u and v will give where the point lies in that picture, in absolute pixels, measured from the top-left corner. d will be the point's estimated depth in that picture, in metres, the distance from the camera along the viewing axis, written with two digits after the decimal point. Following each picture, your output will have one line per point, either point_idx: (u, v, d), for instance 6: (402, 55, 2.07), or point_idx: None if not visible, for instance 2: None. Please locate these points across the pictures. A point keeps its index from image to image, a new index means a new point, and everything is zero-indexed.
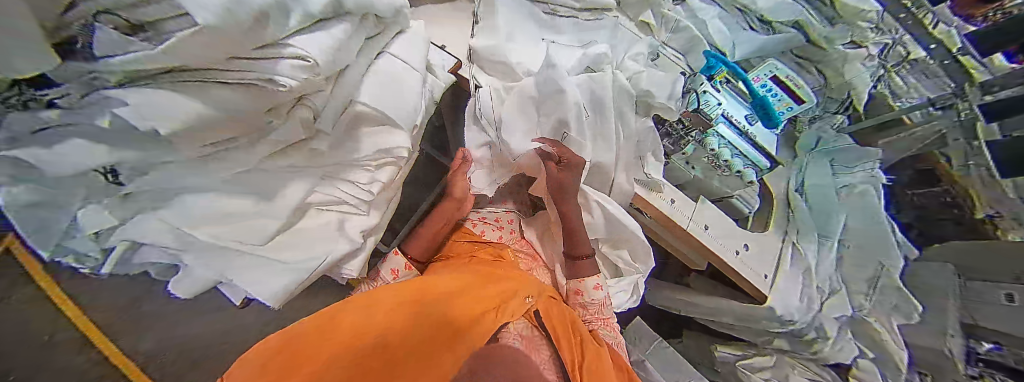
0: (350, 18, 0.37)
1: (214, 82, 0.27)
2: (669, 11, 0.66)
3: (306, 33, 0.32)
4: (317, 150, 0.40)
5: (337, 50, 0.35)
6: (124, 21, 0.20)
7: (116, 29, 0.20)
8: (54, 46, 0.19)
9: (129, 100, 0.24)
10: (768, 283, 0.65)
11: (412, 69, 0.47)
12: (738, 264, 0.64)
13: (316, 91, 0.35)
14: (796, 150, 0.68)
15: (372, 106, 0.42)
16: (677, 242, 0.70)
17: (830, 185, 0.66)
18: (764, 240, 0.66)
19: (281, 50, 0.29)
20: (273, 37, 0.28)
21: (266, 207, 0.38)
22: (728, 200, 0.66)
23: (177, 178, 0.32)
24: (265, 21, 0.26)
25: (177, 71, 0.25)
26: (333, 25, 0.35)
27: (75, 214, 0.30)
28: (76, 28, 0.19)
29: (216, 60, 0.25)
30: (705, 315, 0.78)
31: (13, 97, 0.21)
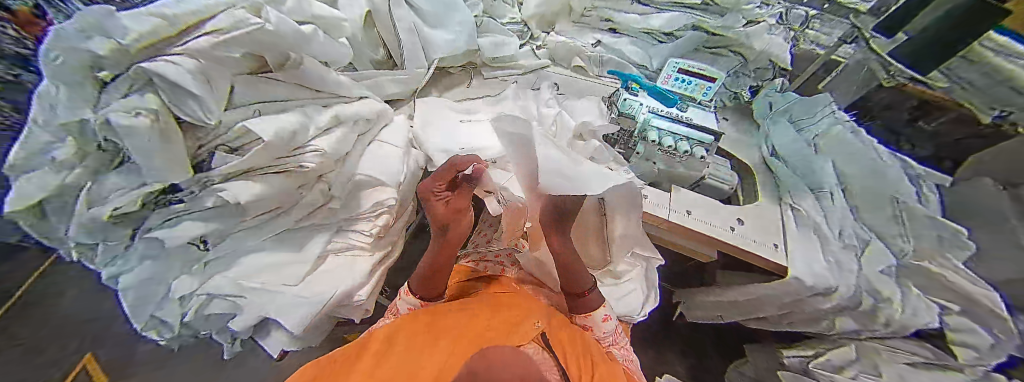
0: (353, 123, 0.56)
1: (270, 172, 0.46)
2: (592, 52, 0.82)
3: (321, 137, 0.50)
4: (334, 208, 0.55)
5: (342, 143, 0.53)
6: (226, 146, 0.43)
7: (222, 151, 0.43)
8: (195, 164, 0.43)
9: (226, 187, 0.43)
10: (783, 253, 0.61)
11: (396, 146, 0.63)
12: (735, 239, 0.62)
13: (331, 171, 0.53)
14: (756, 120, 0.75)
15: (367, 175, 0.57)
16: (676, 238, 0.70)
17: (796, 140, 0.66)
18: (756, 210, 0.66)
19: (305, 150, 0.48)
20: (300, 140, 0.46)
21: (297, 256, 0.53)
22: (704, 183, 0.68)
23: (240, 242, 0.50)
24: (296, 134, 0.45)
25: (248, 172, 0.44)
26: (335, 129, 0.53)
27: (170, 284, 0.48)
28: (201, 153, 0.42)
29: (270, 159, 0.44)
30: (747, 315, 0.71)
31: (159, 198, 0.43)
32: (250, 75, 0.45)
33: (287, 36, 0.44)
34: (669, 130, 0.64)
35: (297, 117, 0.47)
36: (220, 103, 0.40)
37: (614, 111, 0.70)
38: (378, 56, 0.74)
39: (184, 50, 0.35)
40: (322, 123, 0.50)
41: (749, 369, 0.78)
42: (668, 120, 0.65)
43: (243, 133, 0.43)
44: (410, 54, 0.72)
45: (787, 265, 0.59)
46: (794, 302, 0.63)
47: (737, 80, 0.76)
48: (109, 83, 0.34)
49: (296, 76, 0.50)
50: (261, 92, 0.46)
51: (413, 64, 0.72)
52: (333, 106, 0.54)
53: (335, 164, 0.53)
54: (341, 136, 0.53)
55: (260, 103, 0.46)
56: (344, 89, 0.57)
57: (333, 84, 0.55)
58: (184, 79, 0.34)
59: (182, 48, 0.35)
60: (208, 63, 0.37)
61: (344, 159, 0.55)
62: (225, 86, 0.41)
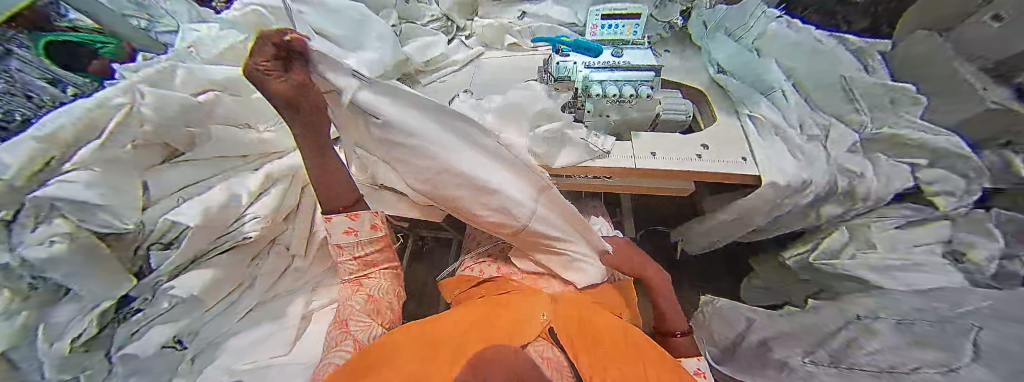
0: (287, 180, 0.52)
1: (216, 253, 0.44)
2: (519, 26, 0.85)
3: (257, 202, 0.47)
4: (297, 268, 0.54)
5: (282, 205, 0.50)
6: (160, 243, 0.39)
7: (157, 249, 0.39)
8: (133, 273, 0.39)
9: (176, 283, 0.40)
10: (752, 163, 0.59)
11: None
12: (707, 165, 0.60)
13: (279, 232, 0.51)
14: (695, 41, 0.79)
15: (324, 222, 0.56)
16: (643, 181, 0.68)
17: (737, 51, 0.70)
18: (717, 130, 0.65)
19: (243, 219, 0.45)
20: (234, 212, 0.44)
21: (279, 324, 0.53)
22: (661, 119, 0.67)
23: (219, 327, 0.48)
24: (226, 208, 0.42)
25: (197, 258, 0.43)
26: (270, 191, 0.49)
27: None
28: (136, 261, 0.39)
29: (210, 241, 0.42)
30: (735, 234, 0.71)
31: (115, 316, 0.38)
32: (160, 165, 0.41)
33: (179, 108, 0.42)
34: (612, 79, 0.63)
35: (225, 191, 0.44)
36: (135, 202, 0.37)
37: (552, 78, 0.67)
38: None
39: (79, 163, 0.33)
40: (252, 188, 0.47)
41: (759, 282, 0.78)
42: (606, 70, 0.64)
43: (167, 229, 0.39)
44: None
45: (759, 173, 0.58)
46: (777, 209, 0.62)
47: (666, 10, 0.79)
48: (14, 219, 0.30)
49: (213, 147, 0.46)
50: (183, 176, 0.43)
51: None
52: (265, 166, 0.50)
53: (285, 223, 0.52)
54: (277, 198, 0.49)
55: (186, 188, 0.42)
56: (269, 144, 0.53)
57: (259, 144, 0.52)
58: (89, 195, 0.33)
59: (75, 162, 0.33)
60: (108, 170, 0.35)
61: (289, 217, 0.53)
62: (132, 184, 0.37)
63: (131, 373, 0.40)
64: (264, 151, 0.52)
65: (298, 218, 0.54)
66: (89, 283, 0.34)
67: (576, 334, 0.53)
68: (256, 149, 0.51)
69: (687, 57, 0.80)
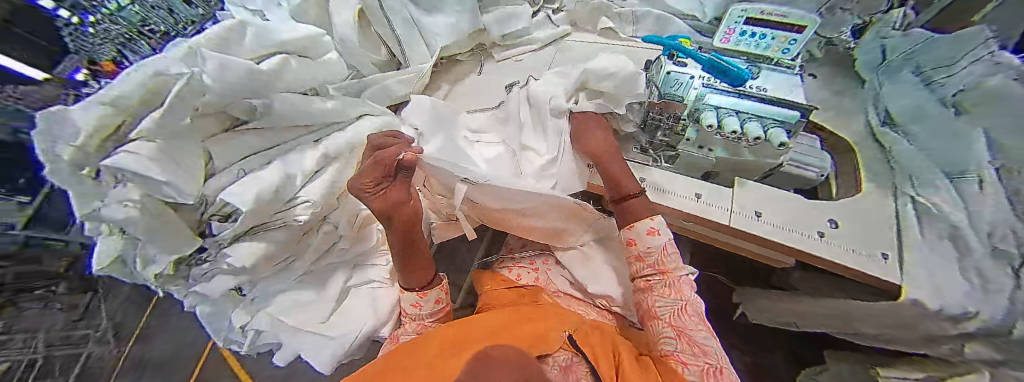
0: (343, 159, 0.47)
1: (269, 229, 0.42)
2: (622, 9, 0.72)
3: (312, 182, 0.44)
4: (343, 248, 0.53)
5: (338, 185, 0.46)
6: (218, 214, 0.39)
7: (218, 220, 0.39)
8: (198, 232, 0.40)
9: (231, 254, 0.41)
10: (894, 266, 0.45)
11: None
12: (833, 253, 0.47)
13: (331, 211, 0.49)
14: (861, 73, 0.60)
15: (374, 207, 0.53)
16: (743, 242, 0.57)
17: (928, 100, 0.49)
18: (856, 206, 0.50)
19: (295, 202, 0.42)
20: (288, 194, 0.41)
21: (319, 295, 0.54)
22: (782, 171, 0.53)
23: (271, 284, 0.50)
24: (281, 190, 0.40)
25: (251, 230, 0.41)
26: (326, 170, 0.46)
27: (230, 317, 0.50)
28: (202, 223, 0.41)
29: (264, 218, 0.40)
30: (823, 327, 0.58)
31: (187, 258, 0.43)
32: (224, 133, 0.39)
33: (242, 76, 0.36)
34: (730, 109, 0.49)
35: (279, 170, 0.40)
36: (196, 174, 0.35)
37: (655, 91, 0.55)
38: (380, 56, 0.65)
39: (141, 134, 0.31)
40: (309, 167, 0.44)
41: (829, 378, 0.67)
42: (728, 95, 0.49)
43: (225, 205, 0.38)
44: (413, 49, 0.64)
45: (901, 283, 0.44)
46: (903, 324, 0.48)
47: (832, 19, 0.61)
48: (97, 176, 0.32)
49: (279, 118, 0.42)
50: (249, 144, 0.41)
51: (416, 62, 0.63)
52: (323, 142, 0.46)
53: (337, 202, 0.48)
54: (331, 179, 0.45)
55: (245, 158, 0.40)
56: (331, 114, 0.48)
57: (324, 114, 0.47)
58: (148, 167, 0.31)
59: (138, 132, 0.31)
60: (172, 142, 0.33)
61: (344, 195, 0.50)
62: (198, 152, 0.36)
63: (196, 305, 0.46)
64: (324, 123, 0.48)
65: (353, 198, 0.51)
66: (159, 241, 0.36)
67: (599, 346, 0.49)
68: (319, 121, 0.47)
69: (840, 89, 0.61)
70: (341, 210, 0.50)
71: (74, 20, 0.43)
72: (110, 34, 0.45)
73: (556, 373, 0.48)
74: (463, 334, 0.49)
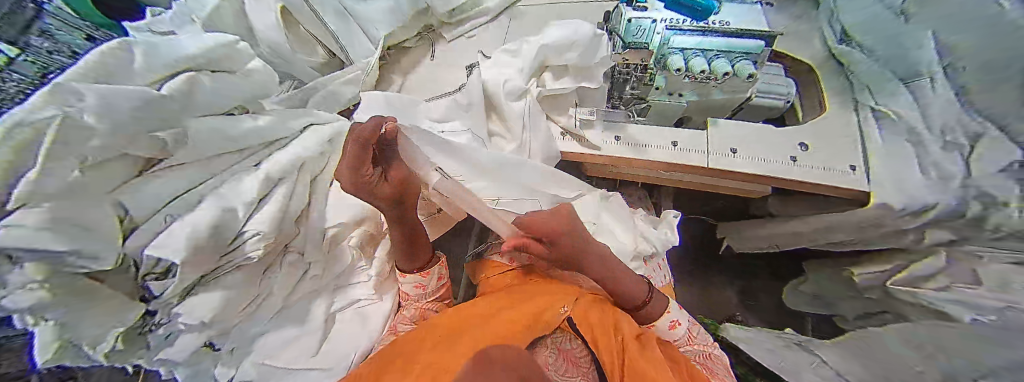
0: (290, 178, 0.42)
1: (222, 273, 0.37)
2: None
3: (258, 211, 0.38)
4: (320, 272, 0.48)
5: (290, 209, 0.41)
6: (154, 273, 0.33)
7: (155, 279, 0.33)
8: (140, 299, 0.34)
9: (183, 311, 0.35)
10: (863, 176, 0.48)
11: None
12: (801, 176, 0.49)
13: (294, 237, 0.44)
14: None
15: (339, 224, 0.49)
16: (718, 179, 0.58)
17: (880, 9, 0.49)
18: (820, 126, 0.52)
19: (243, 238, 0.37)
20: (232, 231, 0.36)
21: (304, 328, 0.49)
22: (749, 104, 0.53)
23: (248, 330, 0.44)
24: (224, 230, 0.35)
25: (202, 280, 0.36)
26: (272, 195, 0.40)
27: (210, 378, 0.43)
28: (138, 286, 0.34)
29: (211, 264, 0.35)
30: (803, 243, 0.62)
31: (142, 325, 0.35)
32: (139, 176, 0.31)
33: (139, 105, 0.29)
34: (698, 50, 0.48)
35: (213, 208, 0.34)
36: (110, 235, 0.29)
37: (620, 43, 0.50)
38: (317, 58, 0.57)
39: (24, 200, 0.23)
40: (252, 195, 0.38)
41: (809, 287, 0.73)
42: (695, 34, 0.47)
43: (157, 262, 0.32)
44: (353, 42, 0.56)
45: (870, 189, 0.47)
46: (871, 227, 0.52)
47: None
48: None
49: (201, 146, 0.35)
50: (177, 183, 0.34)
51: (359, 56, 0.56)
52: (264, 164, 0.40)
53: (296, 227, 0.43)
54: (281, 202, 0.40)
55: (175, 198, 0.34)
56: (263, 131, 0.41)
57: (263, 131, 0.41)
58: (50, 240, 0.24)
59: (16, 198, 0.23)
60: (66, 200, 0.26)
61: (301, 219, 0.44)
62: (105, 210, 0.28)
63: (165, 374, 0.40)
64: (259, 141, 0.41)
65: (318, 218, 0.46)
66: (86, 321, 0.30)
67: (598, 326, 0.51)
68: (255, 140, 0.40)
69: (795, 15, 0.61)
70: (301, 235, 0.45)
71: None
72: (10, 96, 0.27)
73: (554, 355, 0.51)
74: (456, 327, 0.48)
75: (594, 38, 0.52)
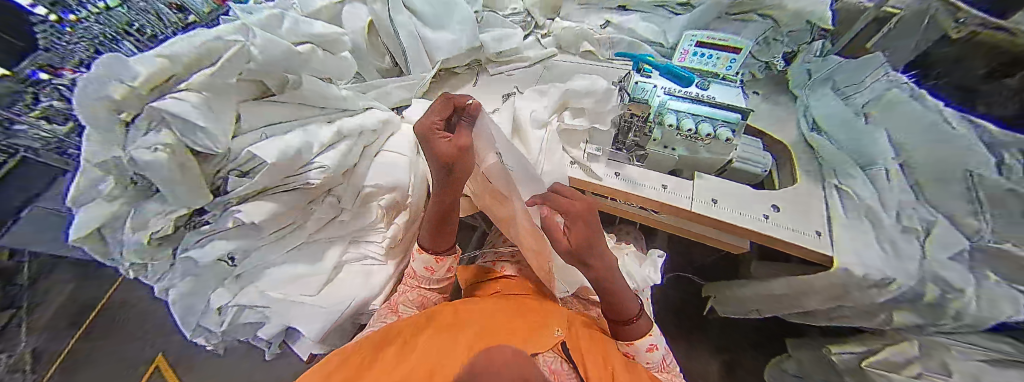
0: (354, 137, 0.53)
1: (279, 190, 0.47)
2: (600, 35, 0.85)
3: (326, 152, 0.49)
4: (343, 221, 0.57)
5: (347, 159, 0.51)
6: (235, 170, 0.43)
7: (235, 175, 0.43)
8: (213, 189, 0.43)
9: (241, 208, 0.44)
10: (829, 242, 0.53)
11: (403, 155, 0.61)
12: (776, 230, 0.54)
13: (336, 185, 0.53)
14: (794, 91, 0.73)
15: (377, 186, 0.57)
16: (704, 228, 0.64)
17: (845, 110, 0.62)
18: (798, 194, 0.58)
19: (310, 167, 0.47)
20: (306, 158, 0.46)
21: (314, 268, 0.55)
22: (731, 167, 0.62)
23: (265, 257, 0.51)
24: (299, 154, 0.45)
25: (263, 192, 0.46)
26: (338, 145, 0.51)
27: (211, 296, 0.50)
28: (216, 179, 0.43)
29: (278, 179, 0.45)
30: (783, 310, 0.64)
31: (190, 220, 0.45)
32: (254, 101, 0.44)
33: (279, 56, 0.43)
34: (689, 112, 0.59)
35: (300, 137, 0.46)
36: (227, 130, 0.39)
37: (627, 96, 0.65)
38: (383, 64, 0.75)
39: (189, 86, 0.35)
40: (325, 139, 0.49)
41: (792, 366, 0.73)
42: (687, 101, 0.60)
43: (248, 159, 0.43)
44: (415, 59, 0.73)
45: (834, 256, 0.51)
46: (840, 297, 0.55)
47: (767, 49, 0.75)
48: (131, 122, 0.34)
49: (299, 96, 0.48)
50: (269, 114, 0.46)
51: (418, 69, 0.73)
52: (335, 123, 0.52)
53: (342, 177, 0.53)
54: (342, 153, 0.50)
55: (269, 126, 0.45)
56: (348, 102, 0.55)
57: (340, 100, 0.53)
58: (191, 114, 0.35)
59: (186, 84, 0.35)
60: (211, 96, 0.37)
61: (349, 172, 0.55)
62: (229, 114, 0.40)
63: (188, 274, 0.47)
64: (338, 108, 0.54)
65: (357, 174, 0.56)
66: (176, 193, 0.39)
67: (588, 348, 0.47)
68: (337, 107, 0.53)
69: (778, 103, 0.72)
70: (344, 185, 0.54)
71: (53, 19, 0.44)
72: (90, 33, 0.45)
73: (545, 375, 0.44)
74: (449, 329, 0.44)
75: (607, 91, 0.63)
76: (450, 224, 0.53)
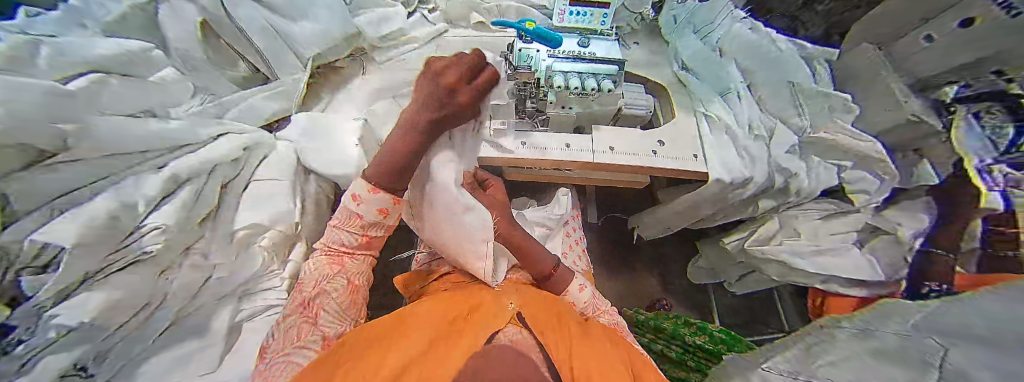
0: (198, 178, 0.46)
1: (113, 268, 0.36)
2: (490, 3, 0.83)
3: (155, 210, 0.40)
4: (223, 276, 0.47)
5: (195, 211, 0.44)
6: (31, 266, 0.31)
7: (31, 273, 0.31)
8: (6, 303, 0.30)
9: (61, 310, 0.32)
10: (703, 161, 0.63)
11: (281, 180, 0.55)
12: (659, 162, 0.63)
13: (197, 239, 0.45)
14: (665, 35, 0.78)
15: (255, 224, 0.50)
16: (602, 174, 0.72)
17: (705, 48, 0.70)
18: (672, 128, 0.67)
19: (140, 230, 0.38)
20: (129, 222, 0.38)
21: (204, 340, 0.45)
22: (621, 112, 0.68)
23: (127, 354, 0.39)
24: (119, 221, 0.37)
25: (86, 277, 0.34)
26: (178, 193, 0.43)
27: None
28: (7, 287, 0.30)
29: (100, 256, 0.35)
30: (684, 221, 0.77)
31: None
32: (24, 169, 0.32)
33: (52, 100, 0.34)
34: (576, 72, 0.62)
35: (109, 201, 0.37)
36: None
37: (512, 66, 0.66)
38: (239, 73, 0.67)
39: None
40: (151, 193, 0.40)
41: (703, 263, 0.89)
42: (569, 61, 0.63)
43: (41, 249, 0.32)
44: (279, 60, 0.68)
45: (707, 171, 0.62)
46: (720, 200, 0.67)
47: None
48: None
49: (100, 141, 0.38)
50: (61, 180, 0.35)
51: (285, 72, 0.68)
52: (169, 164, 0.44)
53: (200, 228, 0.45)
54: (187, 196, 0.43)
55: (64, 195, 0.35)
56: (168, 137, 0.45)
57: (158, 136, 0.44)
58: None
59: None
60: None
61: (208, 220, 0.47)
62: None
63: None
64: (172, 146, 0.45)
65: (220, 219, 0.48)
66: None
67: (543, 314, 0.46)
68: (163, 145, 0.45)
69: (654, 46, 0.80)
70: (206, 237, 0.46)
71: None
72: None
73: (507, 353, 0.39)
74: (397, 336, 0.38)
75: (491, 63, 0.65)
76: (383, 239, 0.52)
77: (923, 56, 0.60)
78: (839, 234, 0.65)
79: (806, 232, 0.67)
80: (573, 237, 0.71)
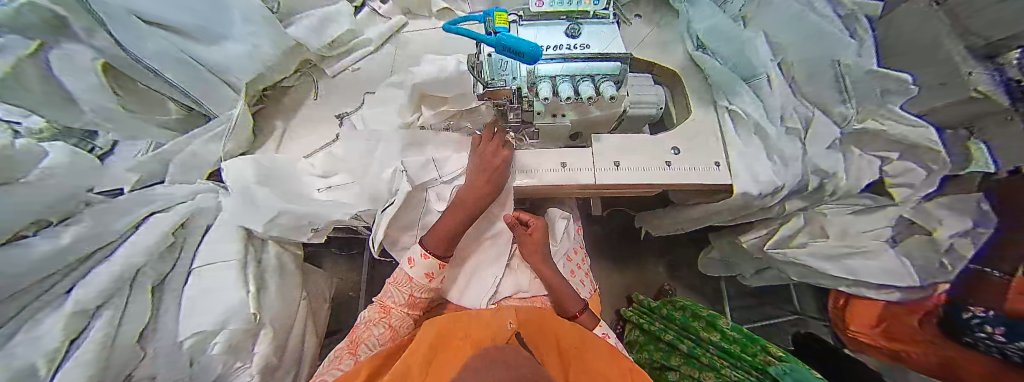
0: (118, 297, 0.38)
1: None
2: None
3: (69, 356, 0.34)
4: None
5: (122, 339, 0.37)
6: None
7: None
8: None
9: None
10: (726, 170, 0.55)
11: (225, 264, 0.45)
12: (677, 176, 0.55)
13: (137, 363, 0.39)
14: (671, 4, 0.65)
15: (200, 332, 0.42)
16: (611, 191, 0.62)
17: (724, 19, 0.57)
18: (689, 129, 0.58)
19: None
20: None
21: None
22: (626, 114, 0.58)
23: None
24: None
25: None
26: (94, 326, 0.36)
27: None
28: None
29: None
30: (701, 222, 0.69)
31: None
32: None
33: None
34: (565, 74, 0.50)
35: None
36: None
37: (484, 83, 0.54)
38: (170, 116, 0.55)
39: None
40: (53, 345, 0.33)
41: (716, 254, 0.85)
42: (558, 61, 0.50)
43: None
44: (210, 96, 0.56)
45: (730, 182, 0.54)
46: (741, 208, 0.59)
47: None
48: None
49: None
50: None
51: (221, 109, 0.57)
52: (74, 292, 0.35)
53: (139, 347, 0.39)
54: (105, 329, 0.36)
55: None
56: (69, 251, 0.35)
57: (57, 255, 0.34)
58: None
59: None
60: None
61: (144, 337, 0.40)
62: None
63: None
64: (74, 260, 0.36)
65: (158, 341, 0.41)
66: None
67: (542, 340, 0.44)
68: (63, 261, 0.35)
69: (661, 24, 0.66)
70: (149, 356, 0.40)
71: None
72: None
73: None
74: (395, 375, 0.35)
75: (459, 75, 0.57)
76: (395, 313, 0.51)
77: (993, 12, 0.46)
78: (871, 231, 0.60)
79: (834, 231, 0.61)
80: (576, 262, 0.62)
